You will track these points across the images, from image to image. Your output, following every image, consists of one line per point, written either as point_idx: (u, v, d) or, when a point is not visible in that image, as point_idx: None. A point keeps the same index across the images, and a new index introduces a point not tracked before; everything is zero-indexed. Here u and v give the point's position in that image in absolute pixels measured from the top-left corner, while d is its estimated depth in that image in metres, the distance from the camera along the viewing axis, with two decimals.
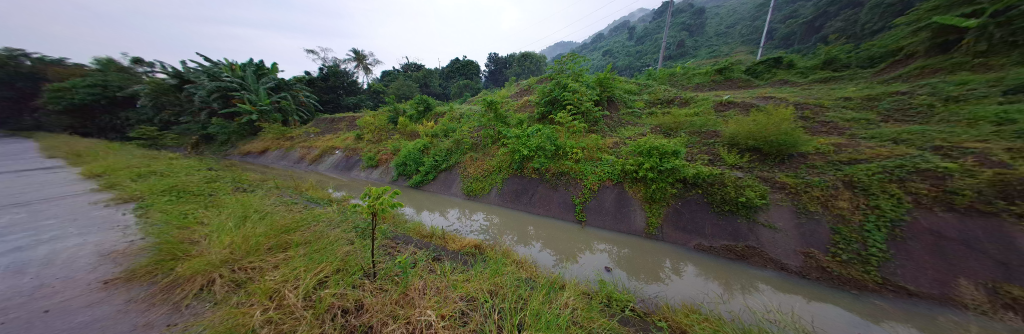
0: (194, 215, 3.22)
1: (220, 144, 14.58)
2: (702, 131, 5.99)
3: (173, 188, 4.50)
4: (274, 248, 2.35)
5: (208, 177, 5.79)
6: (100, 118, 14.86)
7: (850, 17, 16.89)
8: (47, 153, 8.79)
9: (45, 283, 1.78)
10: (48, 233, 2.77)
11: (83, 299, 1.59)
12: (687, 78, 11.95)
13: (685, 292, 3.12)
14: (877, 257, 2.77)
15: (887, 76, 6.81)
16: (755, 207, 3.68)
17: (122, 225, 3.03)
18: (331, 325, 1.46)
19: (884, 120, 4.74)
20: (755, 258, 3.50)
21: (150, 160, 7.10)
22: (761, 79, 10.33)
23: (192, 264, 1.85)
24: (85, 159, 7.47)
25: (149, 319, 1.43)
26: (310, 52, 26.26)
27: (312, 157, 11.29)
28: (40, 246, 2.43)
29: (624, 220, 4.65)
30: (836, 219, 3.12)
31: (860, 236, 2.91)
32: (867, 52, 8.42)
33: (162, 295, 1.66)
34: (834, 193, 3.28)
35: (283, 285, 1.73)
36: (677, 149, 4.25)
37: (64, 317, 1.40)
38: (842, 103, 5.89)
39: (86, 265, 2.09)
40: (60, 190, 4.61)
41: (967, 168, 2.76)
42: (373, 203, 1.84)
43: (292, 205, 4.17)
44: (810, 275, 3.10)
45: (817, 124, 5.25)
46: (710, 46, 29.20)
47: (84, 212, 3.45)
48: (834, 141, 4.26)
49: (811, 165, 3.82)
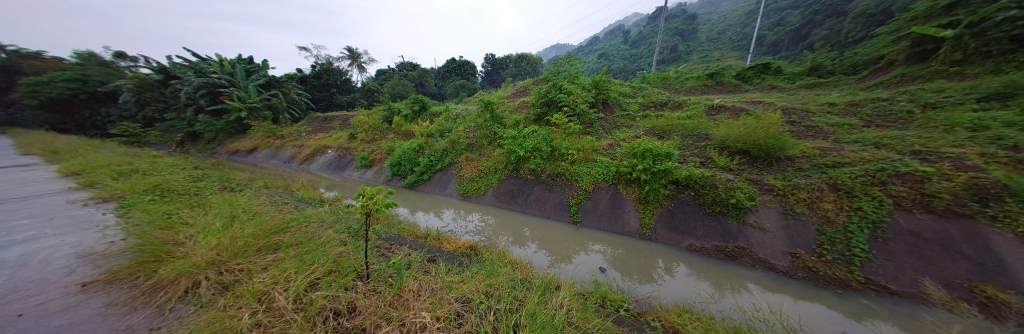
0: (179, 215, 3.11)
1: (207, 142, 14.13)
2: (693, 134, 6.08)
3: (157, 187, 4.34)
4: (263, 249, 2.31)
5: (194, 176, 5.60)
6: (78, 114, 14.29)
7: (835, 26, 17.49)
8: (22, 149, 8.42)
9: (18, 285, 1.70)
10: (23, 233, 2.64)
11: (60, 302, 1.52)
12: (679, 82, 12.17)
13: (677, 292, 3.17)
14: (860, 257, 2.87)
15: (870, 83, 7.09)
16: (744, 209, 3.77)
17: (102, 225, 2.91)
18: (323, 328, 1.42)
19: (867, 125, 4.94)
20: (744, 258, 3.57)
21: (133, 158, 6.86)
22: (750, 84, 10.64)
23: (175, 266, 1.78)
24: (63, 156, 7.16)
25: (131, 323, 1.38)
26: (303, 49, 25.88)
27: (303, 157, 11.06)
28: (14, 247, 2.32)
29: (618, 221, 4.69)
30: (822, 220, 3.22)
31: (844, 237, 3.02)
32: (851, 59, 8.75)
33: (145, 298, 1.60)
34: (819, 196, 3.37)
35: (272, 287, 1.68)
36: (670, 152, 4.33)
37: (39, 321, 1.34)
38: (827, 108, 6.11)
39: (63, 267, 2.00)
40: (35, 188, 4.40)
41: (944, 171, 2.90)
42: (367, 203, 1.81)
43: (282, 205, 4.07)
44: (797, 275, 3.18)
45: (803, 128, 5.42)
46: (702, 51, 29.81)
47: (61, 211, 3.30)
48: (819, 145, 4.41)
49: (798, 168, 3.94)
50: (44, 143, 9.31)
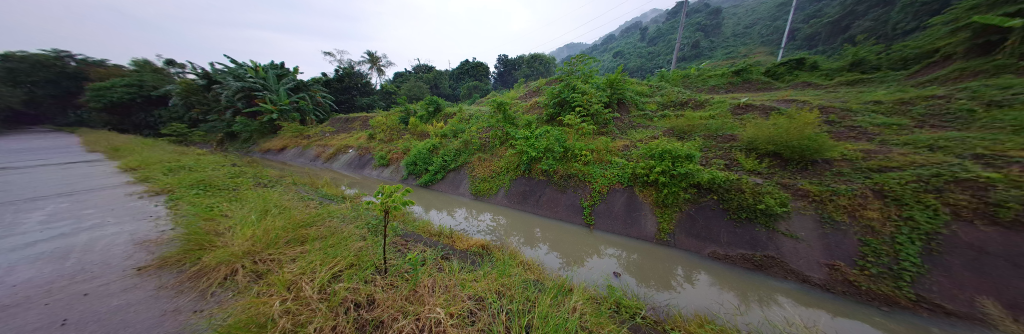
0: (220, 208, 3.40)
1: (242, 141, 15.25)
2: (717, 135, 5.77)
3: (200, 182, 4.77)
4: (292, 241, 2.46)
5: (232, 172, 6.08)
6: (135, 116, 16.04)
7: (880, 16, 15.95)
8: (89, 147, 9.51)
9: (84, 268, 1.94)
10: (90, 221, 3.02)
11: (120, 284, 1.72)
12: (701, 80, 11.59)
13: (698, 301, 3.02)
14: (910, 272, 2.55)
15: (922, 79, 6.38)
16: (774, 215, 3.51)
17: (154, 215, 3.25)
18: (345, 318, 1.50)
19: (918, 125, 4.46)
20: (774, 269, 3.34)
21: (179, 156, 7.55)
22: (782, 81, 9.91)
23: (217, 255, 1.96)
24: (122, 153, 8.01)
25: (178, 305, 1.52)
26: (328, 54, 27.58)
27: (327, 155, 11.68)
28: (81, 233, 2.65)
29: (634, 225, 4.54)
30: (865, 230, 2.92)
31: (891, 249, 2.71)
32: (899, 53, 7.95)
33: (190, 283, 1.78)
34: (863, 203, 3.06)
35: (300, 277, 1.79)
36: (691, 154, 4.15)
37: (103, 300, 1.53)
38: (870, 106, 5.59)
39: (122, 252, 2.24)
40: (98, 182, 4.96)
41: (1012, 179, 2.53)
42: (386, 200, 1.89)
43: (308, 201, 4.31)
44: (834, 289, 2.91)
45: (843, 129, 4.98)
46: (726, 47, 28.39)
47: (121, 203, 3.72)
48: (861, 147, 4.05)
49: (836, 172, 3.63)
50: (106, 142, 10.44)
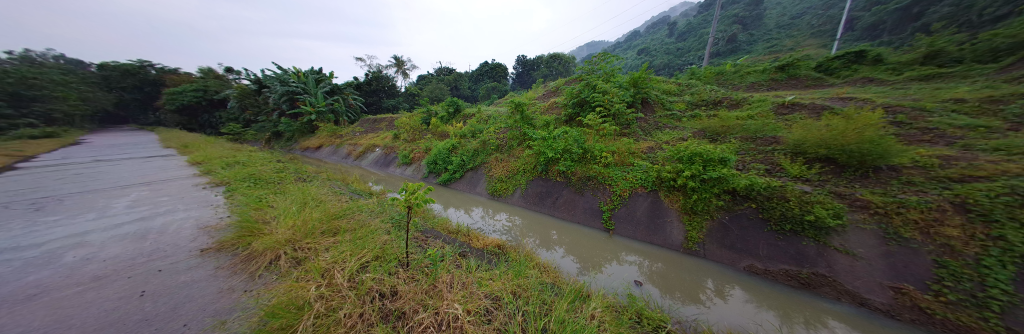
0: (266, 199, 3.80)
1: (285, 140, 16.85)
2: (756, 137, 5.28)
3: (250, 175, 5.36)
4: (326, 232, 2.65)
5: (276, 168, 6.74)
6: (200, 116, 18.41)
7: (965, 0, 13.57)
8: (164, 144, 11.04)
9: (159, 248, 2.27)
10: (163, 207, 3.52)
11: (186, 263, 1.99)
12: (738, 77, 10.67)
13: (731, 318, 2.77)
14: (1000, 301, 2.09)
15: (1021, 72, 5.32)
16: (826, 229, 3.11)
17: (213, 204, 3.72)
18: (371, 306, 1.59)
19: (1014, 127, 3.73)
20: (824, 288, 2.97)
21: (233, 152, 8.52)
22: (835, 77, 8.80)
23: (264, 242, 2.18)
24: (190, 149, 9.23)
25: (231, 285, 1.72)
26: (359, 60, 29.61)
27: (357, 154, 12.51)
28: (158, 218, 3.11)
29: (659, 232, 4.30)
30: (942, 250, 2.48)
31: (976, 272, 2.26)
32: (990, 41, 6.69)
33: (243, 265, 2.01)
34: (940, 218, 2.60)
35: (333, 265, 1.94)
36: (724, 157, 3.83)
37: (174, 276, 1.78)
38: (950, 105, 4.77)
39: (187, 235, 2.59)
40: (171, 173, 5.78)
41: None
42: (409, 197, 1.98)
43: (340, 195, 4.65)
44: (901, 316, 2.52)
45: (914, 131, 4.30)
46: (768, 40, 25.86)
47: (188, 192, 4.31)
48: (938, 152, 3.47)
49: (906, 182, 3.14)
50: (177, 139, 12.07)
